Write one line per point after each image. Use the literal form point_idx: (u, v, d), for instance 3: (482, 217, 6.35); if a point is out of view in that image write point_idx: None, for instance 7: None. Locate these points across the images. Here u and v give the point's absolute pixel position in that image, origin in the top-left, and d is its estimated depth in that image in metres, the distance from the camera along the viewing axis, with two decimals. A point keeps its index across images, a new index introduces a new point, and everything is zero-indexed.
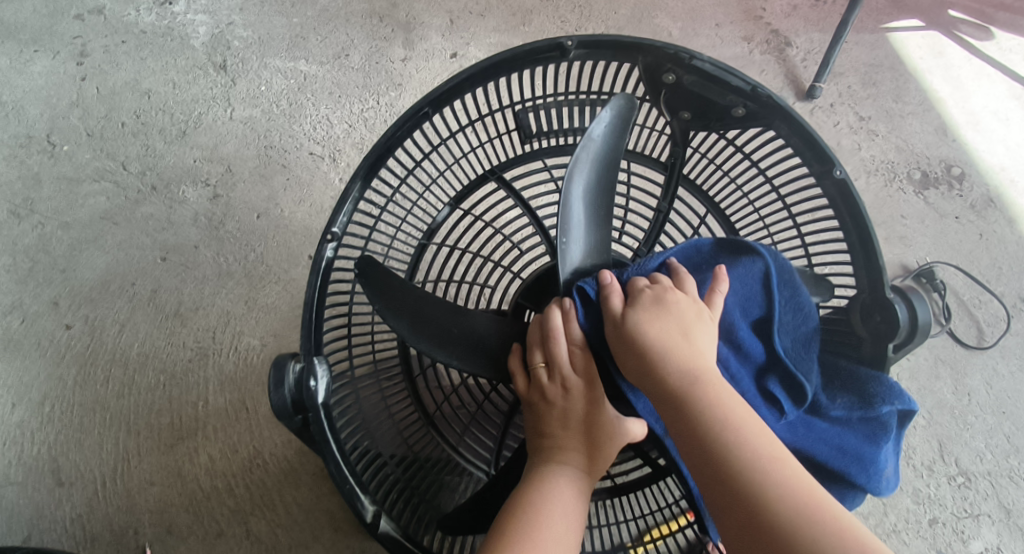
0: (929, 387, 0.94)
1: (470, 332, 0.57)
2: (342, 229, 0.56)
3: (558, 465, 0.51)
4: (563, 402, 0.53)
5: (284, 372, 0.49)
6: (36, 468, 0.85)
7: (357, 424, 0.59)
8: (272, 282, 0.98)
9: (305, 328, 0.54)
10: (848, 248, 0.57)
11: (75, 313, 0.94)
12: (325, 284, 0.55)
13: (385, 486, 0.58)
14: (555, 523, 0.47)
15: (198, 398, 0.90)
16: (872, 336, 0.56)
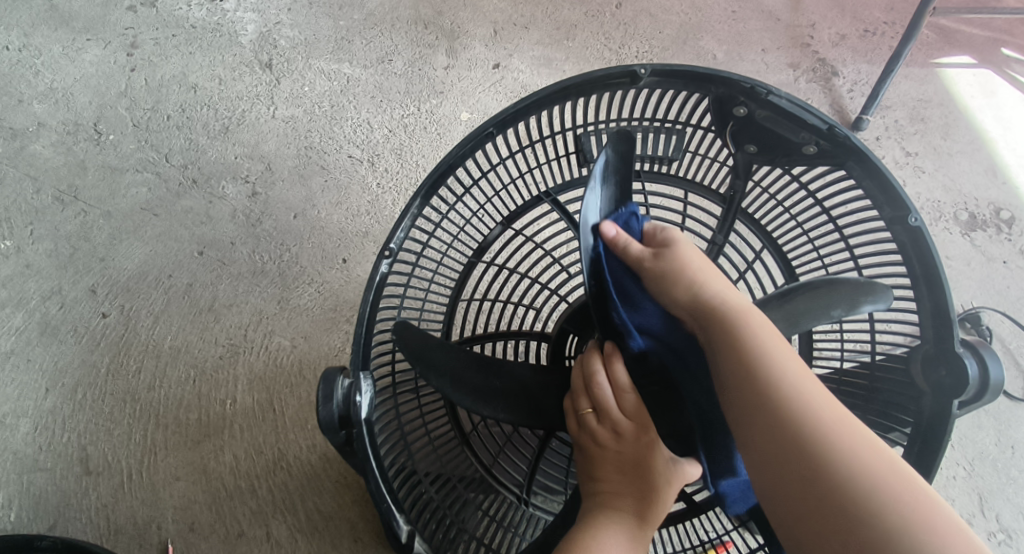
0: (971, 437, 0.90)
1: (512, 379, 0.55)
2: (398, 245, 0.55)
3: (613, 513, 0.49)
4: (618, 447, 0.51)
5: (333, 387, 0.48)
6: (64, 455, 0.85)
7: (396, 441, 0.58)
8: (306, 283, 0.98)
9: (356, 343, 0.53)
10: (915, 296, 0.56)
11: (111, 302, 0.95)
12: (379, 300, 0.54)
13: (419, 505, 0.57)
14: None
15: (226, 395, 0.89)
16: (934, 391, 0.54)
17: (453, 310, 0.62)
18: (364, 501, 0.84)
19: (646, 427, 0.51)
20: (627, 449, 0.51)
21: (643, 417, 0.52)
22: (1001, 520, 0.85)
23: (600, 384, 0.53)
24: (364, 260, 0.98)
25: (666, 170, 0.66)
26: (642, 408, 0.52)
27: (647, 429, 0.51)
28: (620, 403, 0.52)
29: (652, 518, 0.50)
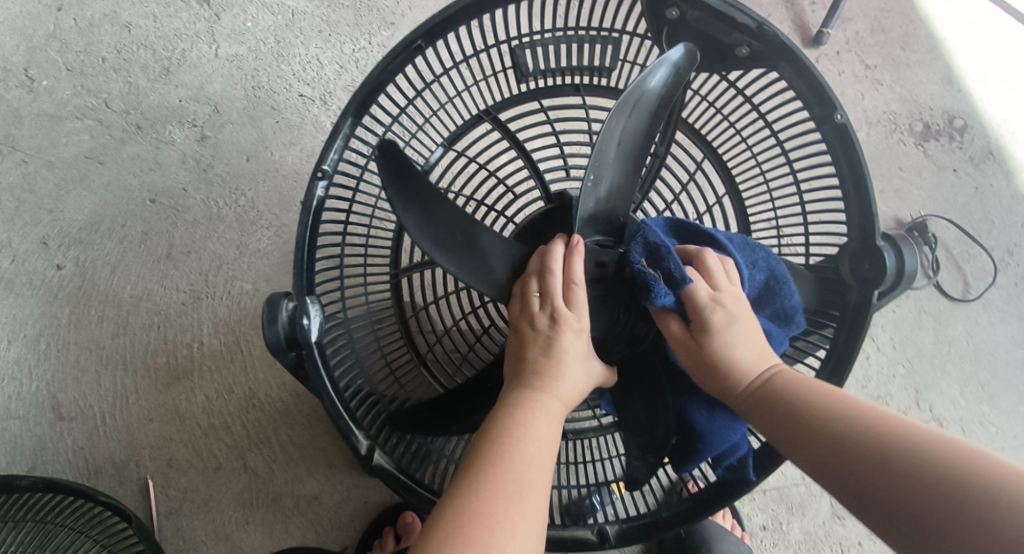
0: (912, 337, 0.95)
1: (474, 238, 0.55)
2: (333, 165, 0.55)
3: (536, 391, 0.50)
4: (548, 333, 0.53)
5: (277, 309, 0.50)
6: (35, 403, 0.86)
7: (350, 363, 0.59)
8: (264, 227, 0.98)
9: (297, 267, 0.53)
10: (843, 193, 0.57)
11: (65, 253, 0.94)
12: (318, 222, 0.54)
13: (378, 422, 0.59)
14: (524, 449, 0.47)
15: (193, 339, 0.91)
16: (859, 283, 0.57)
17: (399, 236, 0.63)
18: (336, 431, 0.87)
19: (583, 316, 0.53)
20: (559, 336, 0.52)
21: (582, 307, 0.54)
22: (934, 411, 0.92)
23: (551, 271, 0.54)
24: None
25: (609, 83, 0.62)
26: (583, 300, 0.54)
27: (583, 317, 0.53)
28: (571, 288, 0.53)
29: (567, 403, 0.52)
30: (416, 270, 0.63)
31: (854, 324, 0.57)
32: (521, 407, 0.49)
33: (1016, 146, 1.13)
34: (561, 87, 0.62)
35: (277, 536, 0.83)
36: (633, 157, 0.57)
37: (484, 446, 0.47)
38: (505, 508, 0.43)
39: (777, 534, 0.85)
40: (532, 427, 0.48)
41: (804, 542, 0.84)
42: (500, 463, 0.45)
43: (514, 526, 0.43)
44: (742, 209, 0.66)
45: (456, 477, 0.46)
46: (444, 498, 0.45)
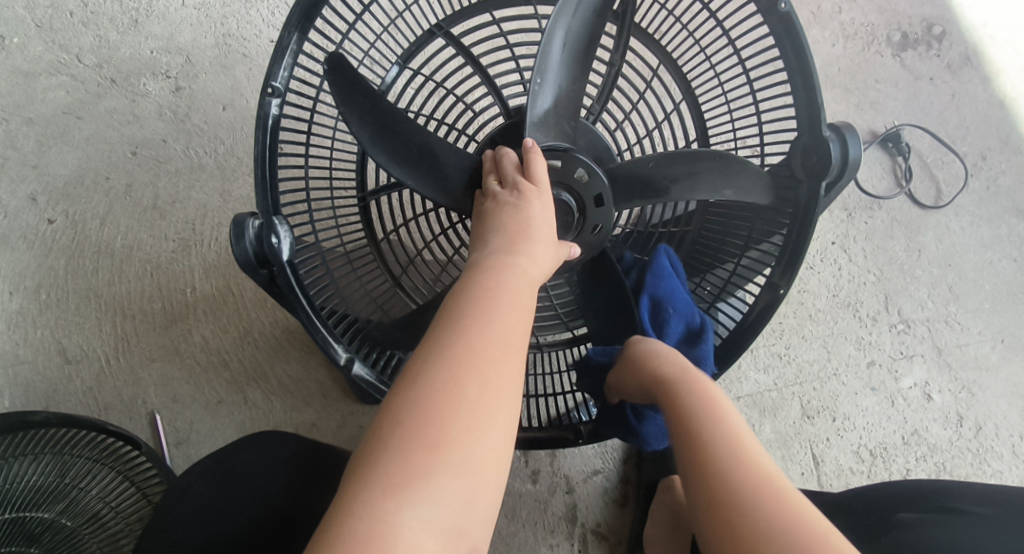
0: (883, 246, 0.97)
1: (428, 151, 0.58)
2: (283, 84, 0.57)
3: (511, 256, 0.52)
4: (515, 208, 0.55)
5: (243, 227, 0.54)
6: (42, 349, 0.91)
7: (327, 285, 0.63)
8: (246, 174, 1.01)
9: (260, 186, 0.56)
10: (792, 87, 0.58)
11: (55, 209, 0.97)
12: (274, 141, 0.56)
13: (358, 339, 0.63)
14: (500, 301, 0.48)
15: (186, 285, 0.95)
16: (808, 178, 0.59)
17: (363, 158, 0.65)
18: (328, 363, 0.92)
19: (542, 189, 0.56)
20: (522, 211, 0.55)
21: (541, 182, 0.57)
22: (902, 314, 0.95)
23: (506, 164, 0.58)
24: None
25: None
26: (541, 177, 0.57)
27: (543, 191, 0.56)
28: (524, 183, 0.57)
29: (542, 263, 0.53)
30: (383, 192, 0.66)
31: (805, 219, 0.59)
32: (493, 266, 0.51)
33: (997, 51, 1.09)
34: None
35: None
36: (579, 62, 0.59)
37: (458, 300, 0.48)
38: (484, 352, 0.45)
39: None
40: (504, 282, 0.49)
41: (774, 440, 0.89)
42: (477, 312, 0.47)
43: (495, 370, 0.45)
44: (699, 117, 0.66)
45: (433, 327, 0.47)
46: (420, 352, 0.46)
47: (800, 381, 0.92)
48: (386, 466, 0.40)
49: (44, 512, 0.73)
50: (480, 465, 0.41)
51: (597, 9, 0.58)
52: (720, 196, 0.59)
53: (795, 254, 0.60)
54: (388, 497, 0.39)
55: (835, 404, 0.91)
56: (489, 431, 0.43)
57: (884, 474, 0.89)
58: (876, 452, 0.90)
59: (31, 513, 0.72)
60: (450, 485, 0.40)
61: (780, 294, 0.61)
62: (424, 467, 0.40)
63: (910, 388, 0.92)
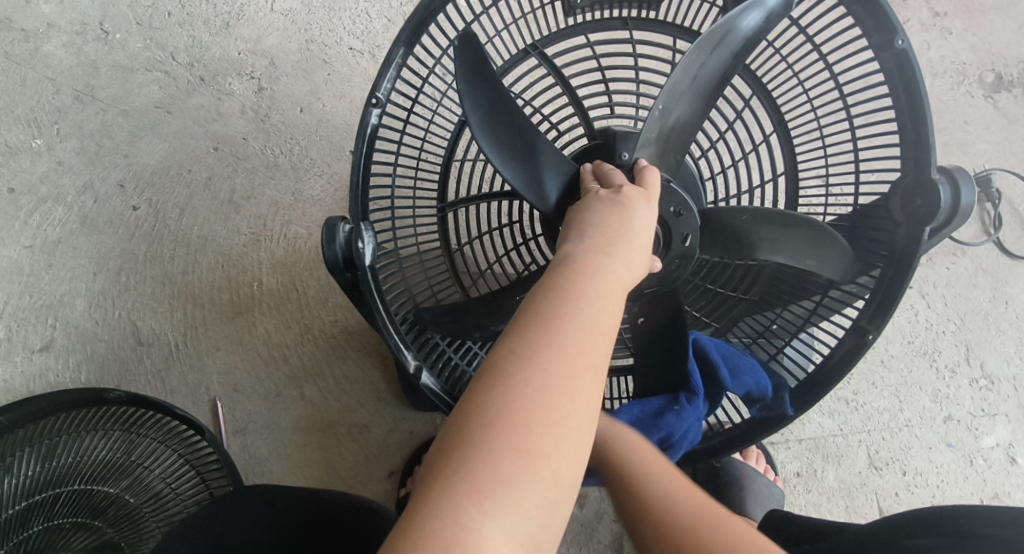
0: (966, 295, 0.92)
1: (531, 145, 0.57)
2: (386, 95, 0.58)
3: (608, 256, 0.51)
4: (612, 215, 0.53)
5: (335, 231, 0.56)
6: (118, 329, 0.96)
7: (402, 292, 0.65)
8: (317, 175, 1.04)
9: (353, 192, 0.59)
10: (899, 127, 0.56)
11: (140, 196, 1.03)
12: (371, 150, 0.58)
13: (426, 348, 0.65)
14: (596, 302, 0.47)
15: (254, 278, 0.99)
16: (908, 221, 0.56)
17: (446, 170, 0.67)
18: (384, 366, 0.94)
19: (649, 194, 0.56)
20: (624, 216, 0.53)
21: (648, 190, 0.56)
22: (985, 368, 0.89)
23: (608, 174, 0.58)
24: None
25: (657, 17, 0.64)
26: (649, 185, 0.56)
27: (649, 196, 0.56)
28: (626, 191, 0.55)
29: (632, 273, 0.51)
30: (461, 205, 0.67)
31: (900, 264, 0.57)
32: (583, 269, 0.49)
33: None
34: (607, 21, 0.64)
35: (332, 458, 0.90)
36: (705, 99, 0.58)
37: (547, 301, 0.46)
38: (572, 362, 0.44)
39: (812, 481, 0.85)
40: (595, 288, 0.48)
41: (838, 489, 0.85)
42: (573, 309, 0.46)
43: (583, 382, 0.43)
44: (790, 149, 0.65)
45: (518, 325, 0.46)
46: (514, 343, 0.44)
47: (868, 428, 0.87)
48: (476, 467, 0.39)
49: (109, 488, 0.79)
50: (561, 478, 0.40)
51: (738, 52, 0.56)
52: (802, 264, 0.60)
53: (887, 300, 0.58)
54: (476, 496, 0.38)
55: (906, 458, 0.86)
56: (571, 444, 0.42)
57: None
58: None
59: (99, 487, 0.78)
60: (533, 494, 0.39)
61: (868, 339, 0.59)
62: (511, 473, 0.39)
63: (991, 448, 0.86)
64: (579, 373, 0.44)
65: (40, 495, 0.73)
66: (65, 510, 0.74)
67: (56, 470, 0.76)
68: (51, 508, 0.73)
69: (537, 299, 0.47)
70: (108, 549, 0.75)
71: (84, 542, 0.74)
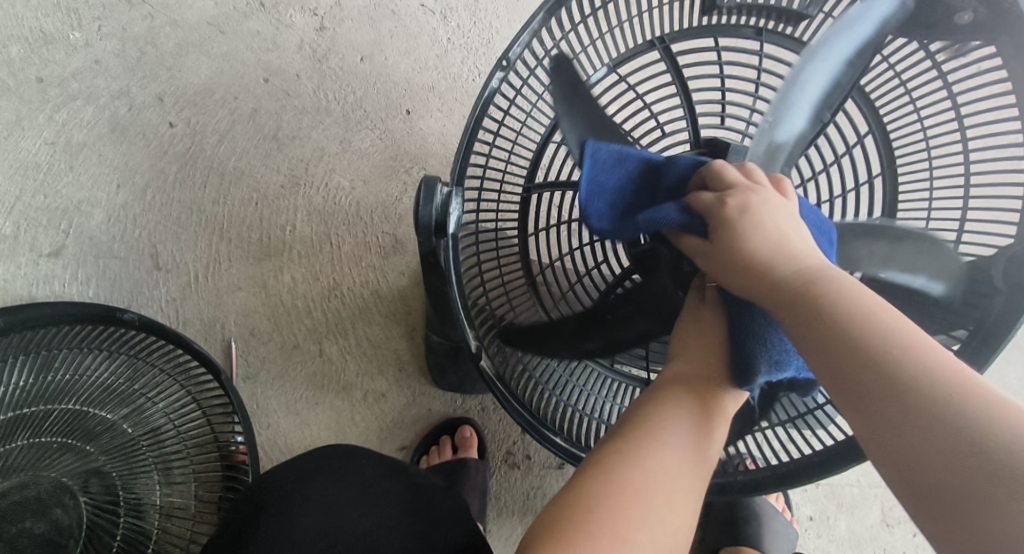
0: (997, 368, 0.92)
1: None
2: (515, 59, 0.56)
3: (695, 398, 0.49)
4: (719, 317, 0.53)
5: (433, 191, 0.53)
6: (136, 249, 0.90)
7: (472, 267, 0.63)
8: (368, 128, 1.00)
9: (458, 153, 0.57)
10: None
11: (178, 114, 0.96)
12: (484, 113, 0.56)
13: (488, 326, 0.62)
14: (668, 449, 0.46)
15: (287, 223, 0.94)
16: (1008, 290, 0.55)
17: (541, 151, 0.64)
18: (410, 337, 0.90)
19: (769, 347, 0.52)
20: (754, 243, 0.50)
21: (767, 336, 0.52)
22: None
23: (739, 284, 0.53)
24: (429, 116, 1.00)
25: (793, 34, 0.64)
26: None
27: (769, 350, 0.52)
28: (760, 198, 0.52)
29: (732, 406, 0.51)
30: (547, 188, 0.65)
31: (990, 336, 0.55)
32: (682, 383, 0.50)
33: None
34: (741, 27, 0.63)
35: (343, 423, 0.86)
36: None
37: (648, 407, 0.49)
38: (663, 480, 0.45)
39: (822, 527, 0.85)
40: (697, 408, 0.49)
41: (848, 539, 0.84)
42: (645, 446, 0.46)
43: (671, 500, 0.45)
44: (893, 192, 0.66)
45: (613, 434, 0.49)
46: (586, 473, 0.46)
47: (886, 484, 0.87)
48: None
49: (106, 413, 0.75)
50: None
51: None
52: None
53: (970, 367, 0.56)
54: None
55: None
56: None
57: None
58: None
59: (94, 411, 0.74)
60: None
61: None
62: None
63: None
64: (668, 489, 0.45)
65: (30, 408, 0.69)
66: (54, 429, 0.71)
67: (51, 385, 0.72)
68: (41, 425, 0.70)
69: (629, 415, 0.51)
70: (94, 478, 0.72)
71: (69, 467, 0.71)
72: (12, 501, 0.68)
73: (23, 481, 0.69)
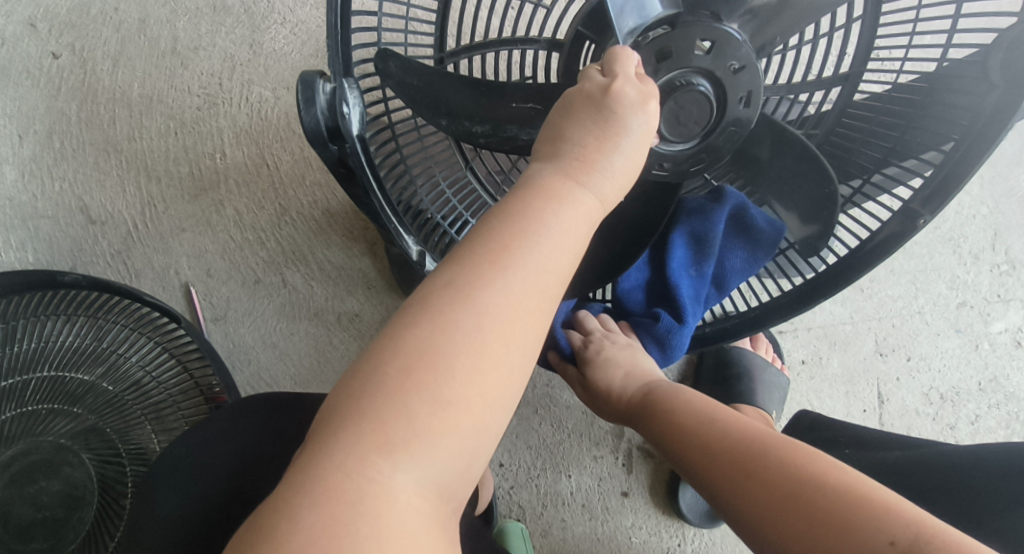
0: (1004, 175, 0.84)
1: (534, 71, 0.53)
2: None
3: (581, 173, 0.43)
4: (603, 116, 0.45)
5: (315, 91, 0.46)
6: (62, 204, 0.84)
7: (396, 170, 0.60)
8: (278, 23, 0.87)
9: (332, 41, 0.48)
10: None
11: (59, 40, 0.85)
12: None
13: (425, 229, 0.61)
14: (545, 230, 0.40)
15: (215, 149, 0.86)
16: (1007, 83, 0.47)
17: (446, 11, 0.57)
18: (373, 252, 0.86)
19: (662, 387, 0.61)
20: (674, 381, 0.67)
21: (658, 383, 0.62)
22: (1009, 253, 0.84)
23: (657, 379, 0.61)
24: None
25: None
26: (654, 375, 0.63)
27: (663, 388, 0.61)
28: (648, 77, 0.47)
29: (614, 193, 0.45)
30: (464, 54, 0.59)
31: (984, 133, 0.48)
32: (561, 177, 0.43)
33: None
34: None
35: (322, 348, 0.85)
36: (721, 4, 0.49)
37: (511, 215, 0.41)
38: (539, 259, 0.40)
39: (815, 368, 0.84)
40: (571, 216, 0.42)
41: (840, 375, 0.84)
42: (507, 241, 0.39)
43: (523, 321, 0.39)
44: None
45: (478, 224, 0.41)
46: (444, 274, 0.39)
47: (879, 316, 0.85)
48: (371, 409, 0.35)
49: (84, 375, 0.73)
50: (483, 425, 0.36)
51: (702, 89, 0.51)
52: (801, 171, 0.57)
53: (950, 180, 0.51)
54: (379, 446, 0.34)
55: (912, 344, 0.84)
56: (494, 386, 0.37)
57: (951, 418, 0.82)
58: (947, 395, 0.83)
59: (71, 374, 0.72)
60: (445, 448, 0.35)
61: (920, 225, 0.52)
62: (457, 363, 0.36)
63: (1000, 334, 0.83)
64: (517, 310, 0.38)
65: (8, 380, 0.66)
66: (39, 396, 0.69)
67: (19, 356, 0.68)
68: (23, 395, 0.68)
69: (491, 214, 0.42)
70: (93, 434, 0.71)
71: (66, 428, 0.70)
72: (17, 467, 0.67)
73: (23, 448, 0.68)
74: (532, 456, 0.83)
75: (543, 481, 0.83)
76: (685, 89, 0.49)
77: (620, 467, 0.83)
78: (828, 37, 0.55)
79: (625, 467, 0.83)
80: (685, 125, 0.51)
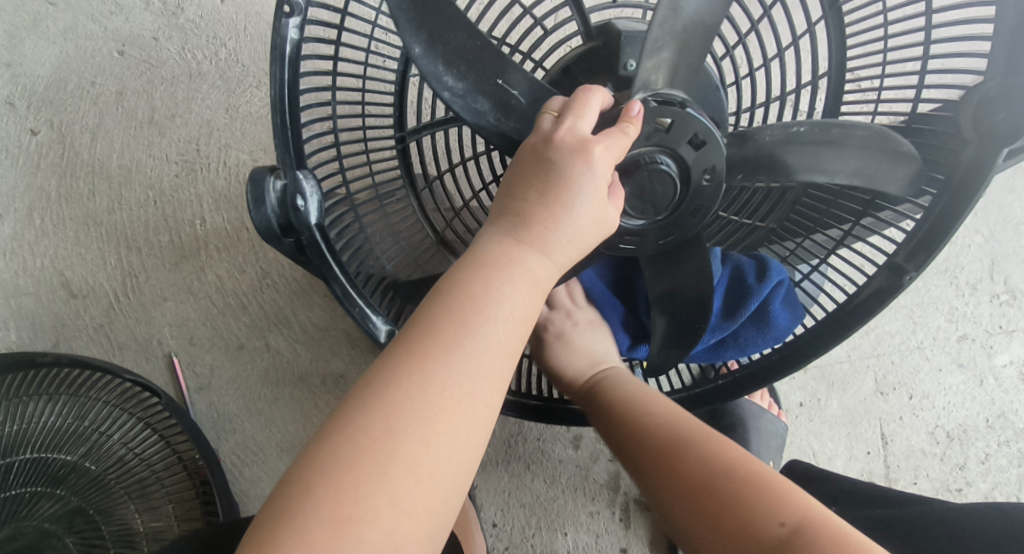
0: (998, 201, 0.82)
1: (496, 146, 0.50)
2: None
3: (517, 255, 0.43)
4: (544, 185, 0.44)
5: (264, 190, 0.47)
6: (44, 280, 0.84)
7: (361, 247, 0.59)
8: (253, 86, 0.87)
9: (281, 135, 0.48)
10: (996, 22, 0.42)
11: (37, 117, 0.86)
12: (294, 77, 0.47)
13: (396, 304, 0.60)
14: (478, 319, 0.40)
15: (194, 216, 0.85)
16: (982, 139, 0.45)
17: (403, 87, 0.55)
18: None
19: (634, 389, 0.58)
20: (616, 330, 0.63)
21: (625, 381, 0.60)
22: (1009, 283, 0.82)
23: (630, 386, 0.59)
24: None
25: None
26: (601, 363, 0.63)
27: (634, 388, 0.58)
28: (603, 132, 0.45)
29: (556, 273, 0.44)
30: (424, 131, 0.56)
31: (961, 188, 0.46)
32: (500, 259, 0.43)
33: None
34: None
35: (309, 413, 0.83)
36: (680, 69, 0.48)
37: (442, 304, 0.41)
38: (471, 351, 0.40)
39: (814, 411, 0.81)
40: (506, 291, 0.42)
41: (841, 417, 0.81)
42: (439, 335, 0.40)
43: (448, 414, 0.38)
44: (839, 39, 0.52)
45: (418, 312, 0.41)
46: (376, 372, 0.39)
47: (878, 353, 0.82)
48: (283, 523, 0.34)
49: (66, 455, 0.72)
50: (394, 533, 0.35)
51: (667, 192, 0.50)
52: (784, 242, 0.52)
53: (934, 236, 0.48)
54: None
55: (914, 381, 0.81)
56: (415, 490, 0.36)
57: (960, 458, 0.79)
58: (954, 433, 0.80)
59: (53, 455, 0.71)
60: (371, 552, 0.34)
61: (906, 281, 0.50)
62: (373, 467, 0.36)
63: (1005, 367, 0.80)
64: (445, 405, 0.38)
65: None
66: (22, 479, 0.68)
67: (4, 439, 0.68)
68: (6, 477, 0.67)
69: (432, 304, 0.42)
70: (78, 514, 0.70)
71: (50, 511, 0.69)
72: None
73: (7, 535, 0.67)
74: (527, 514, 0.81)
75: (539, 541, 0.80)
76: (656, 164, 0.48)
77: (618, 522, 0.81)
78: (797, 92, 0.54)
79: (623, 522, 0.81)
80: (646, 201, 0.49)
